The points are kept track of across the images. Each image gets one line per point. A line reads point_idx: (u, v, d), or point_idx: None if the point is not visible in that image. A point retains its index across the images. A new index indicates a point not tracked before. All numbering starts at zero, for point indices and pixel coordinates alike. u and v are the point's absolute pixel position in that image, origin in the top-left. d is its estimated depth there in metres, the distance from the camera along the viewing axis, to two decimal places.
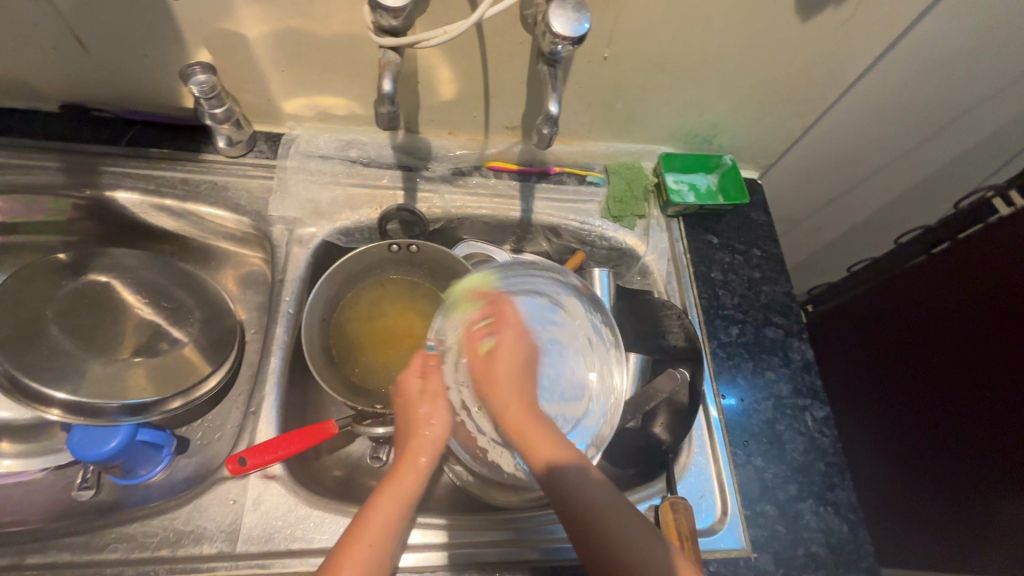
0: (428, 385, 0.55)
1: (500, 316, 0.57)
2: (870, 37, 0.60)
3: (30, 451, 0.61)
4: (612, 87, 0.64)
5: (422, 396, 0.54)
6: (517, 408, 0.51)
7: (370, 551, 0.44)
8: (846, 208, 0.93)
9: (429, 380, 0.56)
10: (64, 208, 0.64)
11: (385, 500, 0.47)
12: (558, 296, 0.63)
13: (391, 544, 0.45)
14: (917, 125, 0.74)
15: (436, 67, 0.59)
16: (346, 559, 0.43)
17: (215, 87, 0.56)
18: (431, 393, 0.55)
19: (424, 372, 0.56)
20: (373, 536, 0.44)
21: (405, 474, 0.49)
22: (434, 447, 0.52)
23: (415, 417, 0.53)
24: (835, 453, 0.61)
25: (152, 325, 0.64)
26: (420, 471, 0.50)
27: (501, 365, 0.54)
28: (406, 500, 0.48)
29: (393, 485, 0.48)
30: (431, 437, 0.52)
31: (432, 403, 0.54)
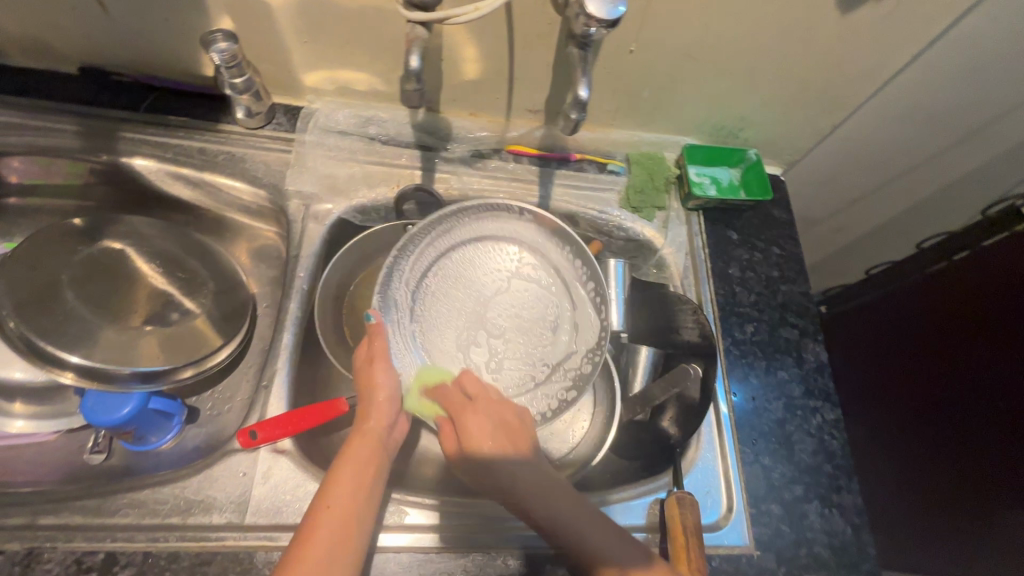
0: (372, 351, 0.53)
1: (466, 381, 0.56)
2: (910, 33, 0.58)
3: (43, 413, 0.61)
4: (640, 74, 0.62)
5: (371, 361, 0.53)
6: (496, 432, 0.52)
7: (334, 510, 0.43)
8: (869, 210, 0.91)
9: (377, 342, 0.53)
10: (80, 172, 0.64)
11: (346, 466, 0.46)
12: (530, 242, 0.63)
13: (362, 507, 0.45)
14: (951, 126, 0.72)
15: (461, 44, 0.57)
16: (316, 520, 0.43)
17: (236, 56, 0.55)
18: (375, 356, 0.52)
19: (371, 335, 0.53)
20: (337, 496, 0.44)
21: (358, 441, 0.49)
22: (391, 407, 0.52)
23: (367, 377, 0.52)
24: (844, 456, 0.61)
25: (165, 295, 0.64)
26: (375, 435, 0.50)
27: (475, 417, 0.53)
28: (366, 462, 0.48)
29: (351, 453, 0.48)
30: (383, 396, 0.51)
31: (384, 367, 0.52)
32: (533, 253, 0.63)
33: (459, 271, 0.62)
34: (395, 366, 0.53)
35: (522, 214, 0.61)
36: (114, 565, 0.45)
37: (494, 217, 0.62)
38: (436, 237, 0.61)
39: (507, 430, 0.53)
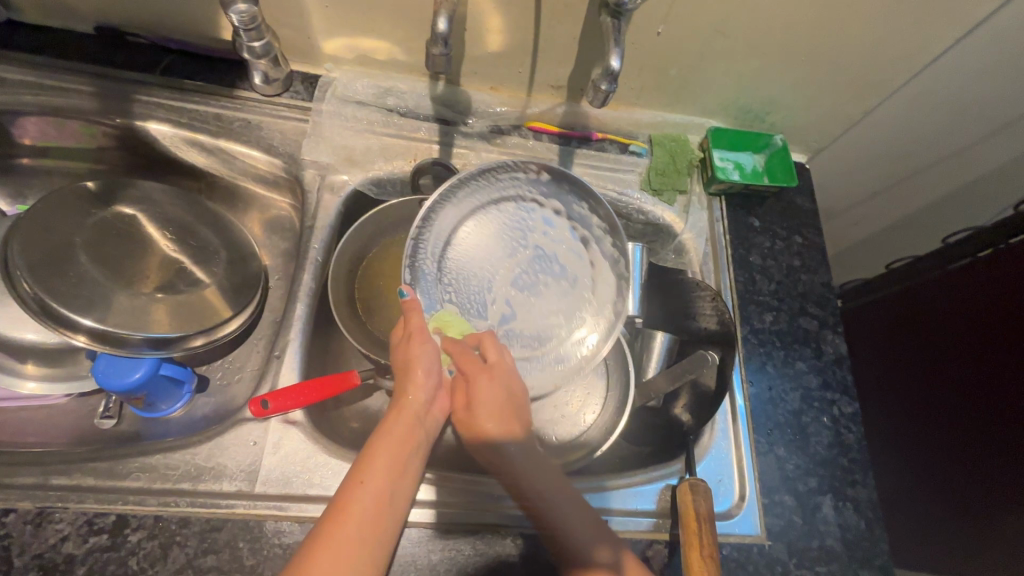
0: (412, 325, 0.51)
1: (471, 364, 0.52)
2: (955, 14, 0.55)
3: (54, 375, 0.60)
4: (668, 51, 0.60)
5: (410, 338, 0.50)
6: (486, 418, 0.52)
7: (370, 492, 0.42)
8: (893, 203, 0.89)
9: (410, 317, 0.51)
10: (94, 134, 0.63)
11: (382, 444, 0.45)
12: (544, 195, 0.61)
13: (398, 487, 0.43)
14: (987, 117, 0.70)
15: (486, 13, 0.55)
16: (351, 504, 0.41)
17: (255, 17, 0.53)
18: (417, 331, 0.50)
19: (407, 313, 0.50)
20: (370, 478, 0.42)
21: (395, 418, 0.47)
22: (429, 385, 0.50)
23: (404, 355, 0.50)
24: (860, 449, 0.60)
25: (178, 262, 0.63)
26: (411, 414, 0.48)
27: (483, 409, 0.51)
28: (403, 443, 0.45)
29: (387, 430, 0.46)
30: (423, 375, 0.49)
31: (422, 344, 0.50)
32: (542, 204, 0.61)
33: (486, 228, 0.59)
34: (434, 342, 0.51)
35: (528, 168, 0.60)
36: (126, 527, 0.45)
37: (507, 173, 0.59)
38: (456, 200, 0.58)
39: (508, 410, 0.52)
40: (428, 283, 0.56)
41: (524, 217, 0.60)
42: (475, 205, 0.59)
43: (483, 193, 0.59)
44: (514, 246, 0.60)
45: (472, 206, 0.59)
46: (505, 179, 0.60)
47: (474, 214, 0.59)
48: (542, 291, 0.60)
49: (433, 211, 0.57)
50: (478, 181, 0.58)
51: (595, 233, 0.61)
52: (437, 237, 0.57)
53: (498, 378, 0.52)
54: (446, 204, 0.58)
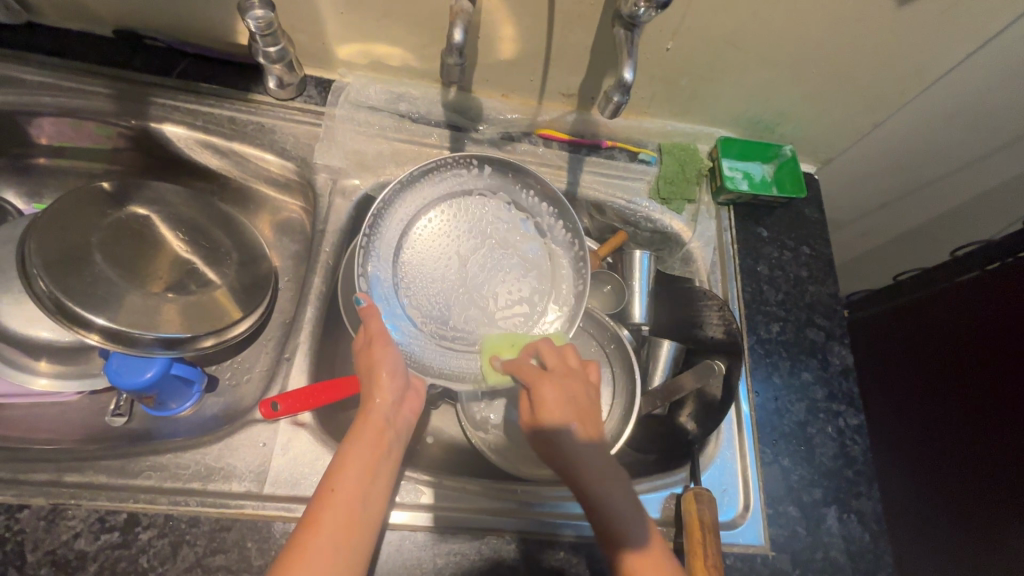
0: (373, 328, 0.50)
1: (535, 373, 0.51)
2: (967, 29, 0.55)
3: (67, 372, 0.60)
4: (680, 62, 0.60)
5: (369, 345, 0.50)
6: (555, 414, 0.49)
7: (340, 498, 0.42)
8: (902, 215, 0.88)
9: (371, 324, 0.50)
10: (109, 135, 0.64)
11: (351, 449, 0.45)
12: (501, 188, 0.61)
13: (369, 492, 0.44)
14: (997, 131, 0.70)
15: (499, 22, 0.56)
16: (322, 512, 0.41)
17: (271, 24, 0.54)
18: (376, 338, 0.50)
19: (366, 319, 0.50)
20: (339, 484, 0.43)
21: (365, 425, 0.47)
22: (394, 388, 0.50)
23: (366, 361, 0.50)
24: (865, 462, 0.60)
25: (190, 263, 0.64)
26: (378, 419, 0.48)
27: (549, 413, 0.49)
28: (371, 450, 0.46)
29: (357, 436, 0.46)
30: (385, 382, 0.49)
31: (383, 348, 0.50)
32: (495, 196, 0.61)
33: (430, 235, 0.59)
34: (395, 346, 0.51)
35: (469, 163, 0.60)
36: (137, 525, 0.46)
37: (439, 175, 0.59)
38: (393, 213, 0.58)
39: (575, 412, 0.50)
40: (383, 287, 0.57)
41: (461, 213, 0.60)
42: (412, 212, 0.59)
43: (416, 203, 0.59)
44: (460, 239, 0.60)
45: (405, 212, 0.59)
46: (441, 179, 0.59)
47: (412, 221, 0.59)
48: (505, 276, 0.60)
49: (371, 229, 0.56)
50: (400, 193, 0.57)
51: (546, 219, 0.62)
52: (373, 250, 0.56)
53: (559, 382, 0.51)
54: (379, 222, 0.57)
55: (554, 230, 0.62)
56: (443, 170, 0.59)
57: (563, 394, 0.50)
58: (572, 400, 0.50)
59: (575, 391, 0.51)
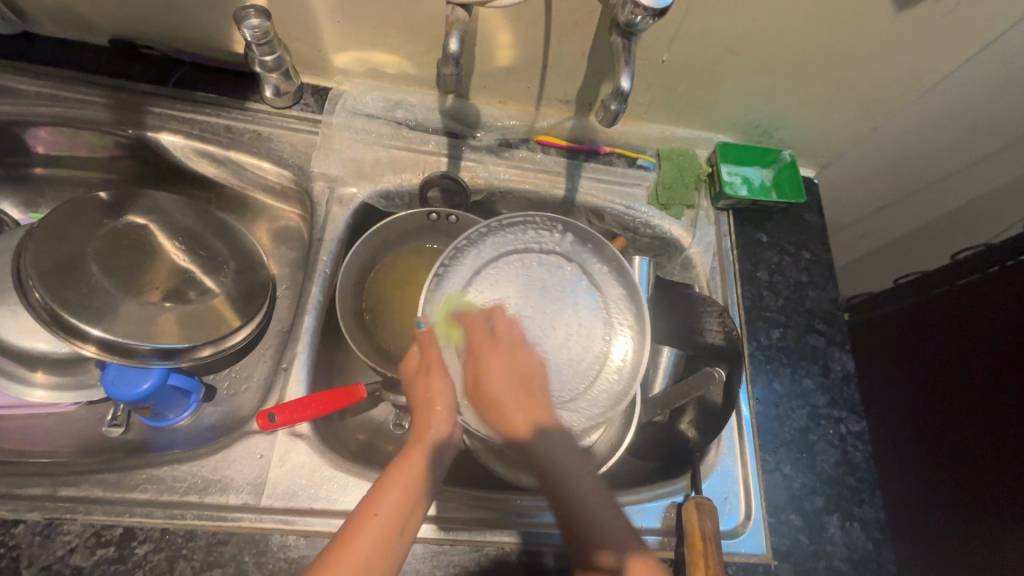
0: (426, 356, 0.50)
1: (491, 340, 0.52)
2: (965, 34, 0.55)
3: (64, 384, 0.59)
4: (679, 68, 0.60)
5: (418, 375, 0.50)
6: (509, 400, 0.50)
7: (376, 523, 0.43)
8: (901, 218, 0.88)
9: (428, 350, 0.51)
10: (105, 145, 0.63)
11: (399, 475, 0.45)
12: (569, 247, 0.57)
13: (408, 518, 0.44)
14: (997, 135, 0.70)
15: (496, 30, 0.56)
16: (359, 532, 0.42)
17: (267, 32, 0.54)
18: (428, 368, 0.50)
19: (422, 344, 0.51)
20: (381, 510, 0.43)
21: (416, 448, 0.47)
22: (451, 422, 0.48)
23: (423, 390, 0.49)
24: (867, 469, 0.59)
25: (187, 271, 0.64)
26: (429, 444, 0.47)
27: (497, 384, 0.50)
28: (419, 480, 0.46)
29: (405, 461, 0.46)
30: (438, 415, 0.48)
31: (440, 379, 0.49)
32: (561, 256, 0.57)
33: (502, 281, 0.56)
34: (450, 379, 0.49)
35: (553, 226, 0.57)
36: (133, 540, 0.45)
37: (525, 226, 0.57)
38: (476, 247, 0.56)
39: (524, 390, 0.51)
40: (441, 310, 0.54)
41: (535, 268, 0.57)
42: (494, 257, 0.56)
43: (499, 246, 0.57)
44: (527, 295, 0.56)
45: (491, 253, 0.56)
46: (512, 232, 0.57)
47: (492, 259, 0.56)
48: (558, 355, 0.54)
49: (451, 259, 0.55)
50: (484, 237, 0.56)
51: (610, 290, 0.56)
52: (460, 287, 0.55)
53: (519, 351, 0.52)
54: (461, 257, 0.56)
55: (613, 295, 0.56)
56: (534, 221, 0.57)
57: (511, 377, 0.50)
58: (523, 382, 0.51)
59: (523, 375, 0.51)
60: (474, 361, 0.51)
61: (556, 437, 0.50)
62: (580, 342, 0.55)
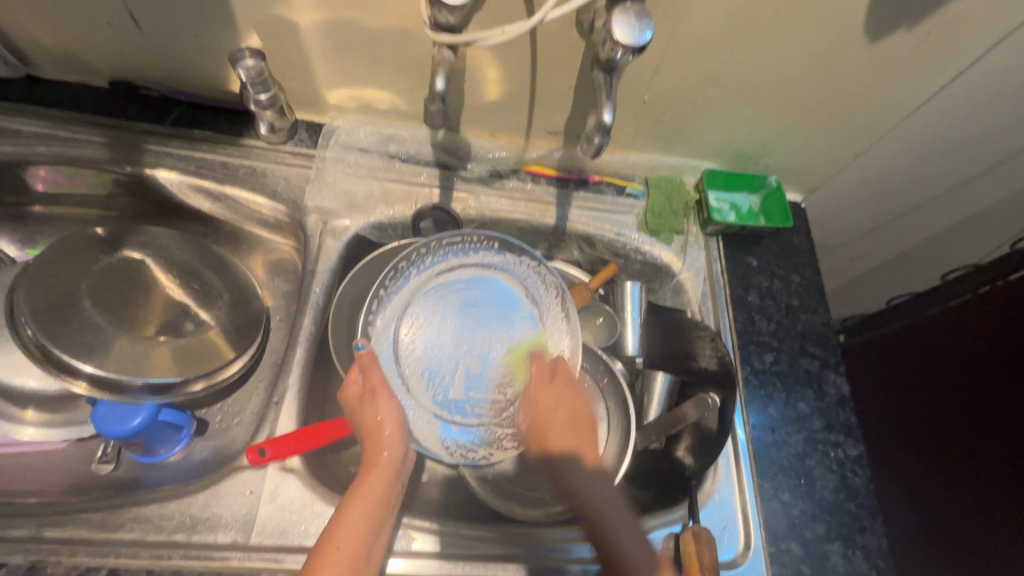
0: (370, 380, 0.52)
1: (551, 376, 0.57)
2: (938, 63, 0.57)
3: (53, 421, 0.59)
4: (662, 99, 0.62)
5: (362, 399, 0.51)
6: (558, 429, 0.55)
7: (343, 551, 0.42)
8: (889, 239, 0.89)
9: (370, 373, 0.53)
10: (103, 182, 0.64)
11: (355, 504, 0.45)
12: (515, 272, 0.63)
13: (370, 544, 0.44)
14: (976, 158, 0.71)
15: (485, 67, 0.57)
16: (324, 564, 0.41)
17: (262, 72, 0.56)
18: (372, 391, 0.51)
19: (362, 367, 0.53)
20: (345, 537, 0.43)
21: (372, 473, 0.48)
22: (400, 439, 0.51)
23: (369, 415, 0.51)
24: (867, 494, 0.58)
25: (181, 305, 0.64)
26: (382, 466, 0.49)
27: (544, 416, 0.56)
28: (381, 499, 0.47)
29: (362, 487, 0.47)
30: (387, 435, 0.50)
31: (386, 401, 0.51)
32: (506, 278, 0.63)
33: (434, 300, 0.61)
34: (393, 399, 0.52)
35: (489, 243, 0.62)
36: None
37: (464, 249, 0.62)
38: (414, 269, 0.60)
39: (571, 451, 0.54)
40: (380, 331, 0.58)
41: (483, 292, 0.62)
42: (434, 276, 0.61)
43: (437, 264, 0.61)
44: (465, 313, 0.61)
45: (431, 276, 0.61)
46: (451, 253, 0.61)
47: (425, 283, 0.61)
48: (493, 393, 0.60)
49: (391, 282, 0.59)
50: (430, 255, 0.60)
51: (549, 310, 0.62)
52: (403, 303, 0.60)
53: (593, 473, 0.53)
54: (407, 273, 0.60)
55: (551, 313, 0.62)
56: (468, 240, 0.61)
57: (560, 413, 0.56)
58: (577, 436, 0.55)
59: (574, 409, 0.56)
60: (528, 401, 0.58)
61: (584, 474, 0.53)
62: (518, 353, 0.61)
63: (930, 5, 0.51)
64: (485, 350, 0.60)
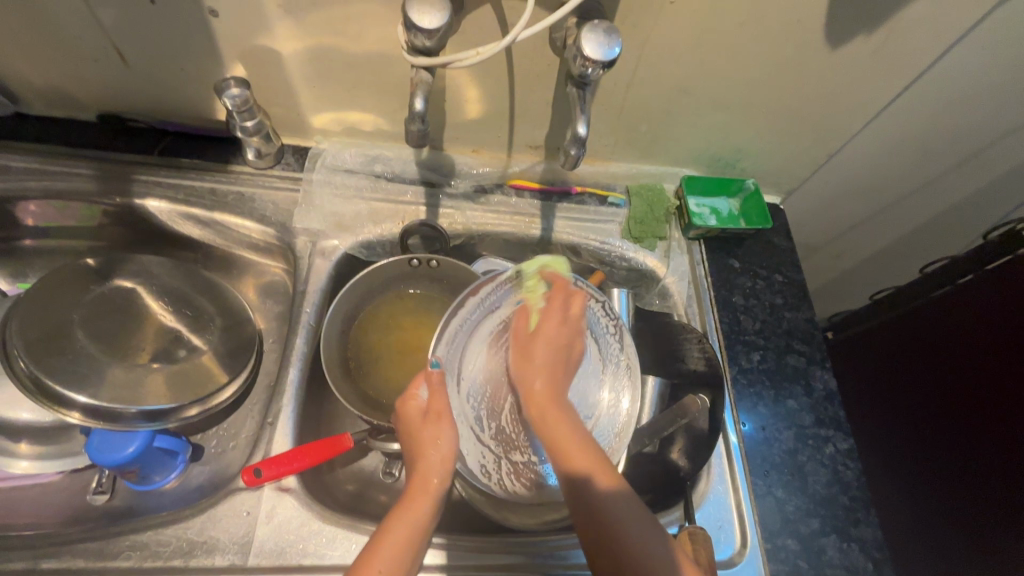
0: (434, 404, 0.51)
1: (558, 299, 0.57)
2: (898, 67, 0.59)
3: (48, 453, 0.60)
4: (637, 110, 0.64)
5: (425, 419, 0.51)
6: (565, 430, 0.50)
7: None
8: (869, 236, 0.91)
9: (437, 396, 0.52)
10: (93, 214, 0.65)
11: (399, 526, 0.46)
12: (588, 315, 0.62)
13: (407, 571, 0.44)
14: (944, 154, 0.74)
15: (464, 86, 0.59)
16: None
17: (247, 100, 0.57)
18: (436, 413, 0.51)
19: (432, 389, 0.51)
20: (384, 562, 0.43)
21: (419, 497, 0.48)
22: (448, 466, 0.49)
23: (420, 438, 0.50)
24: (860, 487, 0.59)
25: (173, 331, 0.64)
26: (432, 491, 0.48)
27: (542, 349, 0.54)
28: (421, 525, 0.46)
29: (409, 510, 0.47)
30: (439, 458, 0.49)
31: (443, 426, 0.50)
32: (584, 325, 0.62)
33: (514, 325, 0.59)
34: (451, 425, 0.51)
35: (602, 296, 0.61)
36: None
37: None
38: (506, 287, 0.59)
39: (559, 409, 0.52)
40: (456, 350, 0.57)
41: None
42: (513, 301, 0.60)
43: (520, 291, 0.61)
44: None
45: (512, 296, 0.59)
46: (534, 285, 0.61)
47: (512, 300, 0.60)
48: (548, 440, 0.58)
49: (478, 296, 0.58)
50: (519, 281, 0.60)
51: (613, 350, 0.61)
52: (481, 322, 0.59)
53: (567, 417, 0.51)
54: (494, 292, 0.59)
55: (613, 355, 0.61)
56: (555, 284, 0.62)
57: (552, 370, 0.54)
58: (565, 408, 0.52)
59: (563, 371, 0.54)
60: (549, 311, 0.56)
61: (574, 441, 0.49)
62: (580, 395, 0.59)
63: (884, 12, 0.53)
64: None
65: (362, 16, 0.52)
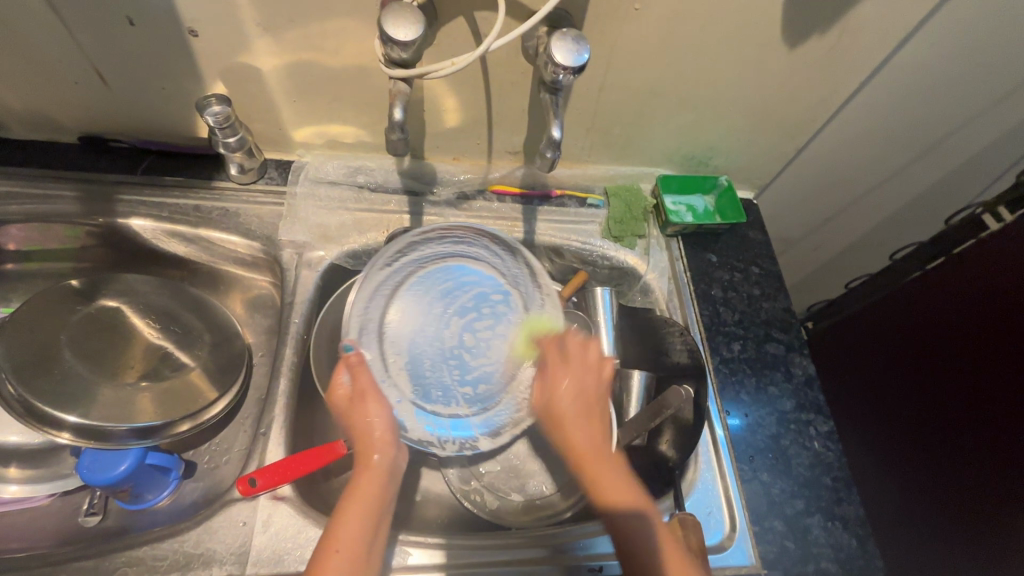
0: (358, 385, 0.53)
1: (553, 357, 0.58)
2: (855, 66, 0.63)
3: (37, 477, 0.60)
4: (610, 113, 0.66)
5: (352, 402, 0.53)
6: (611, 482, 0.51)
7: (342, 557, 0.45)
8: (842, 227, 0.94)
9: (359, 373, 0.54)
10: (76, 235, 0.65)
11: (352, 507, 0.48)
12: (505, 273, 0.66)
13: (369, 546, 0.46)
14: (905, 145, 0.77)
15: (441, 96, 0.61)
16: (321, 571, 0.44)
17: (229, 117, 0.58)
18: (361, 394, 0.53)
19: (352, 369, 0.54)
20: (342, 543, 0.45)
21: (365, 476, 0.50)
22: (388, 439, 0.52)
23: (354, 419, 0.52)
24: (841, 467, 0.61)
25: (161, 349, 0.65)
26: (377, 468, 0.51)
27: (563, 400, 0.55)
28: (375, 502, 0.49)
29: (359, 489, 0.49)
30: (375, 434, 0.52)
31: (370, 403, 0.53)
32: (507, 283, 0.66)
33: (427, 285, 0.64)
34: (378, 399, 0.53)
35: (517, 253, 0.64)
36: None
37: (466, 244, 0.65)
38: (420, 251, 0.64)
39: (588, 419, 0.55)
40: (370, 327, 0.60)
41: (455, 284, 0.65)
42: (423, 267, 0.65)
43: (444, 250, 0.65)
44: (449, 298, 0.64)
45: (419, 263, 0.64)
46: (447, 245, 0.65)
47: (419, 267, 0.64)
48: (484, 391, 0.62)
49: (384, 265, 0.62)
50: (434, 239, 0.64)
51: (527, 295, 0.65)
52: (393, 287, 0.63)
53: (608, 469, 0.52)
54: (417, 249, 0.64)
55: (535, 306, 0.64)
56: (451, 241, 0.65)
57: (579, 400, 0.55)
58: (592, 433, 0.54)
59: (590, 394, 0.56)
60: (544, 381, 0.57)
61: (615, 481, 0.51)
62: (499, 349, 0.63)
63: (837, 11, 0.56)
64: (476, 342, 0.63)
65: (339, 32, 0.53)
